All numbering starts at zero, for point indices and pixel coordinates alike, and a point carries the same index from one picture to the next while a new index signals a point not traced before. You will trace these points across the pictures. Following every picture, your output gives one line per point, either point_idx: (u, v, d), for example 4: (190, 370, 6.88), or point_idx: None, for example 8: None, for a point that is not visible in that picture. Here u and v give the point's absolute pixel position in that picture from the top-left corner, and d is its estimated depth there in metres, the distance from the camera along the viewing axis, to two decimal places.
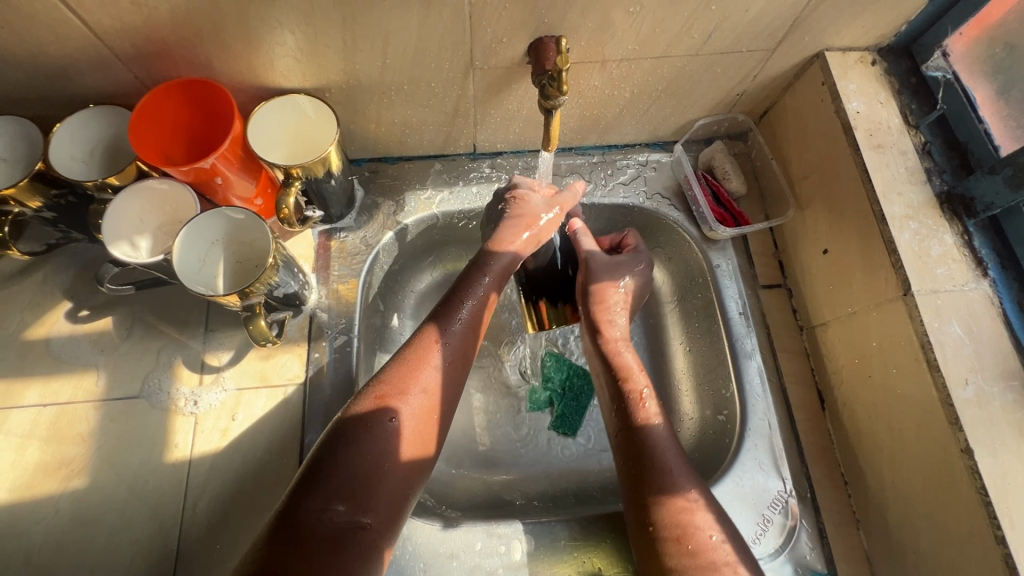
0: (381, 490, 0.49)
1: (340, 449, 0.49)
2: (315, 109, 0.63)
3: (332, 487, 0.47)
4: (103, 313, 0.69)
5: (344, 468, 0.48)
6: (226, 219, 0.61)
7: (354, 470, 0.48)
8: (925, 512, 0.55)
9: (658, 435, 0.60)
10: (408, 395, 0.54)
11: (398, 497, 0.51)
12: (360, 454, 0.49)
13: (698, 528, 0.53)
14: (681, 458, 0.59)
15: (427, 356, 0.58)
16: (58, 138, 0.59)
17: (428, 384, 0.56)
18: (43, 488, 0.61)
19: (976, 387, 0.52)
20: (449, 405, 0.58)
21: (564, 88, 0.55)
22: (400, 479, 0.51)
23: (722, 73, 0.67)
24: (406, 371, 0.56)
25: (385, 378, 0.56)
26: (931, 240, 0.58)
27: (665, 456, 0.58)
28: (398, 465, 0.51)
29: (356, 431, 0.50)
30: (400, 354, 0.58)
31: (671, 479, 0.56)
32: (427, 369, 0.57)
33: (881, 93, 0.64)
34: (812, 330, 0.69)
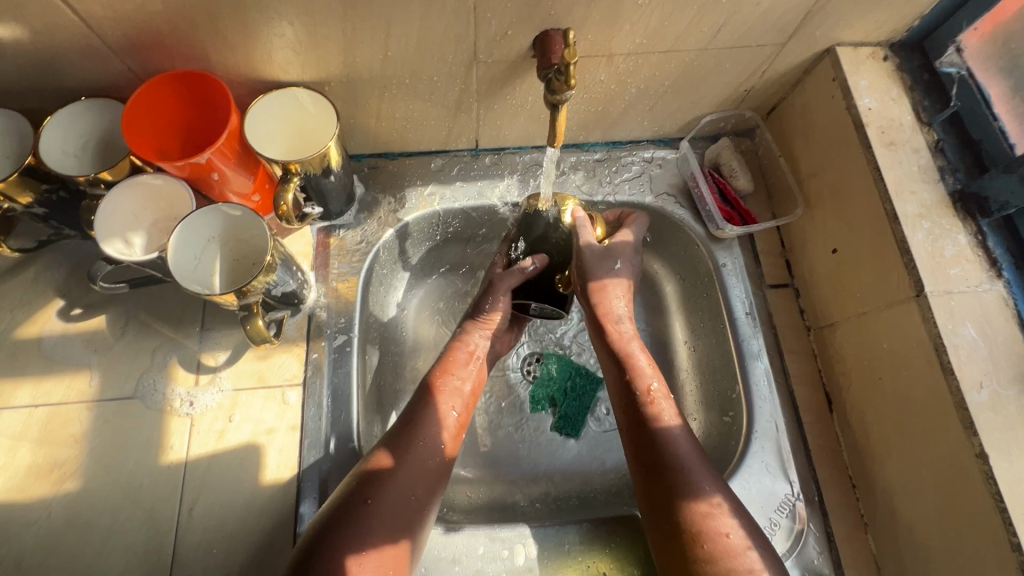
0: (365, 573, 0.52)
1: (325, 544, 0.51)
2: (314, 103, 0.62)
3: (323, 551, 0.51)
4: (96, 311, 0.67)
5: (330, 559, 0.51)
6: (223, 216, 0.59)
7: (337, 561, 0.51)
8: (936, 518, 0.54)
9: (677, 439, 0.59)
10: (391, 481, 0.57)
11: (388, 567, 0.53)
12: (342, 541, 0.52)
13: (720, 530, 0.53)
14: (702, 461, 0.58)
15: (409, 441, 0.60)
16: (49, 131, 0.57)
17: (408, 469, 0.58)
18: (34, 491, 0.60)
19: (990, 390, 0.51)
20: (437, 476, 0.60)
21: (571, 82, 0.53)
22: (382, 562, 0.53)
23: (731, 69, 0.66)
24: (387, 457, 0.58)
25: (375, 456, 0.59)
26: (944, 240, 0.57)
27: (688, 459, 0.58)
28: (381, 544, 0.53)
29: (343, 520, 0.53)
30: (385, 439, 0.61)
31: (694, 481, 0.56)
32: (409, 453, 0.59)
33: (892, 89, 0.63)
34: (819, 331, 0.68)
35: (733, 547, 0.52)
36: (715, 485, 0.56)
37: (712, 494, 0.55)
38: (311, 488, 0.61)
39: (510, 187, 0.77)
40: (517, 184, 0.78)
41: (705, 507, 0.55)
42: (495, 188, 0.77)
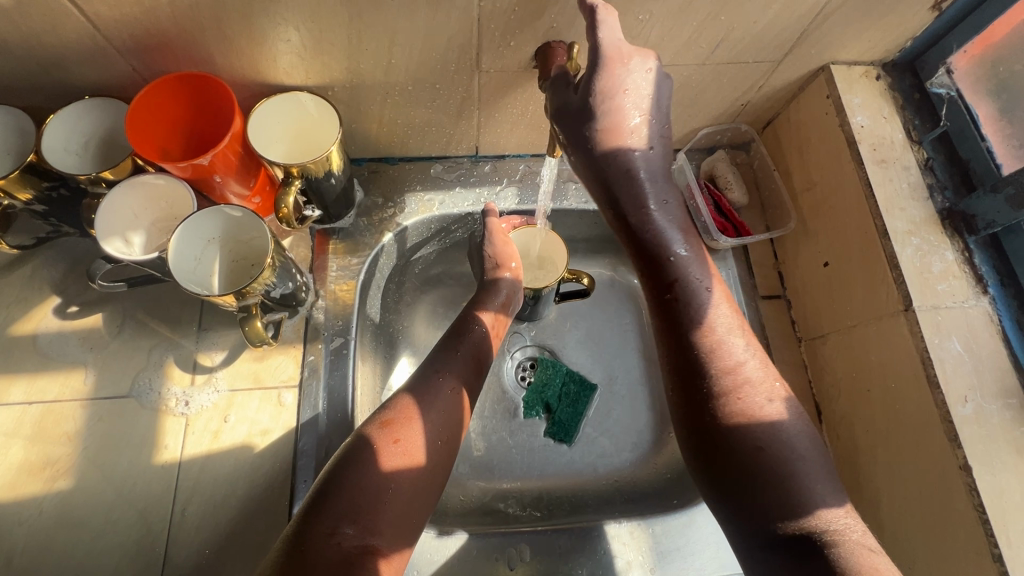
0: (387, 510, 0.50)
1: (348, 482, 0.50)
2: (318, 108, 0.62)
3: (340, 510, 0.48)
4: (93, 310, 0.67)
5: (352, 497, 0.49)
6: (225, 218, 0.60)
7: (356, 499, 0.49)
8: (920, 528, 0.55)
9: (698, 294, 0.54)
10: (414, 423, 0.56)
11: (408, 512, 0.52)
12: (366, 478, 0.50)
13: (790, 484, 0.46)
14: (814, 456, 0.48)
15: (432, 389, 0.59)
16: (51, 129, 0.57)
17: (432, 417, 0.57)
18: (26, 489, 0.59)
19: (975, 404, 0.52)
20: (456, 432, 0.59)
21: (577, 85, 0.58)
22: (408, 499, 0.52)
23: (728, 83, 0.67)
24: (410, 403, 0.57)
25: (397, 402, 0.58)
26: (933, 256, 0.58)
27: (787, 449, 0.48)
28: (404, 484, 0.52)
29: (366, 458, 0.52)
30: (402, 390, 0.60)
31: (747, 424, 0.49)
32: (434, 398, 0.59)
33: (884, 108, 0.64)
34: (810, 341, 0.69)
35: (756, 447, 0.48)
36: (826, 484, 0.47)
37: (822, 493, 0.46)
38: (305, 489, 0.61)
39: (508, 195, 0.78)
40: (515, 191, 0.79)
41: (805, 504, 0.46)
42: (495, 194, 0.78)
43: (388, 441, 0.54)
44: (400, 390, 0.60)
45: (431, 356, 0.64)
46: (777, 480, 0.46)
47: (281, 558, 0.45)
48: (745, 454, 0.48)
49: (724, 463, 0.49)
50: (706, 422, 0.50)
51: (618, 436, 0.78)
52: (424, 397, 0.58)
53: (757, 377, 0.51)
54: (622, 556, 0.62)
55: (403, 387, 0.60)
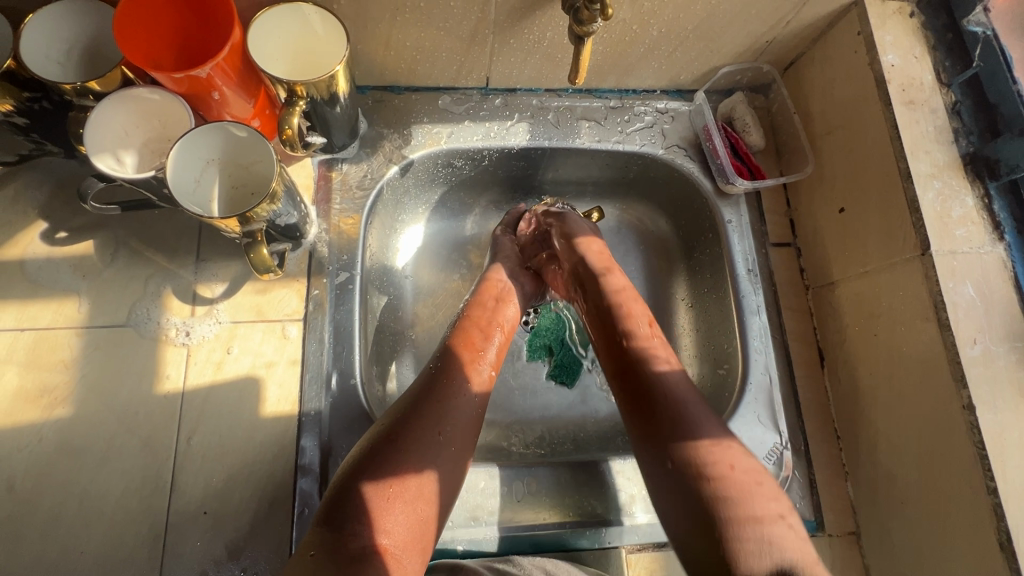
0: (399, 511, 0.48)
1: (360, 487, 0.48)
2: (323, 24, 0.58)
3: (349, 511, 0.47)
4: (83, 236, 0.64)
5: (364, 501, 0.48)
6: (227, 137, 0.56)
7: (366, 505, 0.48)
8: (917, 465, 0.57)
9: (676, 379, 0.56)
10: (417, 421, 0.53)
11: (417, 508, 0.49)
12: (371, 479, 0.49)
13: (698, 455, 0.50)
14: (702, 403, 0.54)
15: (433, 386, 0.56)
16: (31, 32, 0.53)
17: (434, 411, 0.54)
18: (23, 416, 0.58)
19: (982, 346, 0.53)
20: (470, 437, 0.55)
21: (607, 11, 0.50)
22: (416, 497, 0.50)
23: (756, 15, 0.64)
24: (413, 399, 0.55)
25: (411, 398, 0.55)
26: (953, 200, 0.57)
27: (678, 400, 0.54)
28: (413, 486, 0.50)
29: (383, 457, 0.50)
30: (416, 388, 0.57)
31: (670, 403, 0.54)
32: (443, 398, 0.56)
33: (916, 47, 0.62)
34: (818, 289, 0.70)
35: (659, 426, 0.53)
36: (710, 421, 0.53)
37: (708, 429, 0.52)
38: (312, 421, 0.61)
39: (518, 131, 0.75)
40: (527, 127, 0.75)
41: (742, 500, 0.48)
42: (505, 129, 0.74)
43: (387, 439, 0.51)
44: (414, 387, 0.57)
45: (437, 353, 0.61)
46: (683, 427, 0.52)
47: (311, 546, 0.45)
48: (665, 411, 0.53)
49: (643, 409, 0.55)
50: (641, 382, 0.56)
51: None
52: (433, 400, 0.55)
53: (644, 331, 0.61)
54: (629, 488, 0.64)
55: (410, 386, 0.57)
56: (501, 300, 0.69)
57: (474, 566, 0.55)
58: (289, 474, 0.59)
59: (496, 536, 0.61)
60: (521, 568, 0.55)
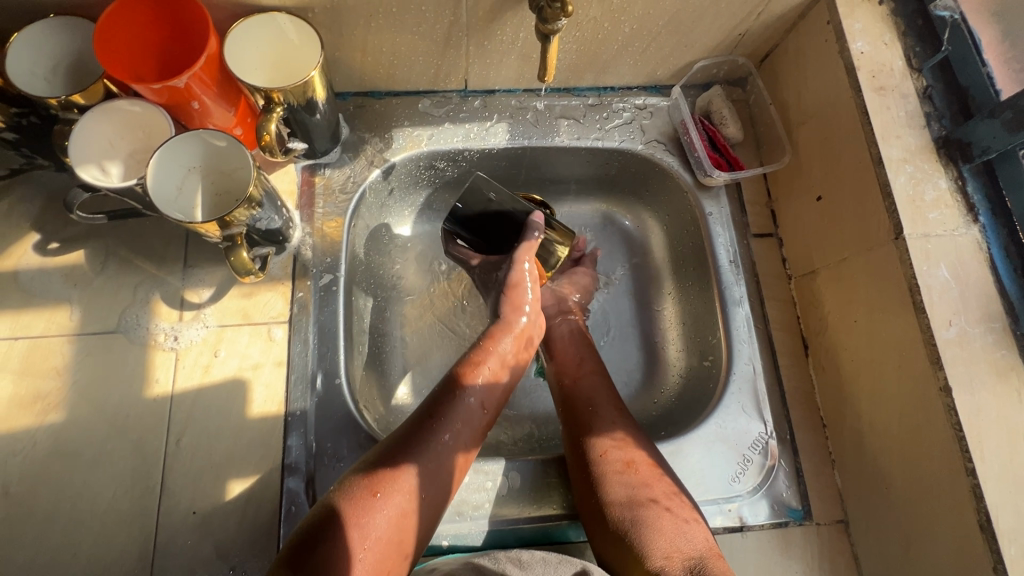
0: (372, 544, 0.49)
1: (336, 518, 0.49)
2: (298, 33, 0.60)
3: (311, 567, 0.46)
4: (75, 246, 0.66)
5: (331, 543, 0.48)
6: (205, 145, 0.58)
7: (332, 556, 0.47)
8: (900, 451, 0.57)
9: (591, 390, 0.67)
10: (399, 476, 0.53)
11: (380, 565, 0.50)
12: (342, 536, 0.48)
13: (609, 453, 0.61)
14: (611, 405, 0.66)
15: (426, 439, 0.56)
16: (17, 49, 0.55)
17: (421, 467, 0.54)
18: (18, 422, 0.60)
19: (958, 328, 0.53)
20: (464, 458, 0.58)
21: (567, 8, 0.51)
22: (394, 530, 0.51)
23: (726, 9, 0.65)
24: (399, 451, 0.55)
25: (403, 434, 0.56)
26: (926, 184, 0.58)
27: (595, 405, 0.65)
28: (380, 540, 0.50)
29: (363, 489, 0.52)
30: (407, 424, 0.58)
31: (594, 413, 0.64)
32: (431, 435, 0.56)
33: (886, 34, 0.62)
34: (800, 278, 0.70)
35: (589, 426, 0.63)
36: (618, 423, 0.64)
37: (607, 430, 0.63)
38: (298, 421, 0.62)
39: (498, 131, 0.76)
40: (507, 127, 0.76)
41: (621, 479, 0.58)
42: (485, 130, 0.76)
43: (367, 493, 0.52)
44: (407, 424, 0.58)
45: (433, 394, 0.60)
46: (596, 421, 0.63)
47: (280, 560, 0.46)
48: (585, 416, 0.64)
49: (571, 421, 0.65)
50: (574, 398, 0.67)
51: None
52: (424, 455, 0.55)
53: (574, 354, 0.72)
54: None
55: (396, 432, 0.57)
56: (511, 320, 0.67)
57: (455, 565, 0.55)
58: (276, 473, 0.60)
59: (481, 531, 0.61)
60: (497, 564, 0.53)
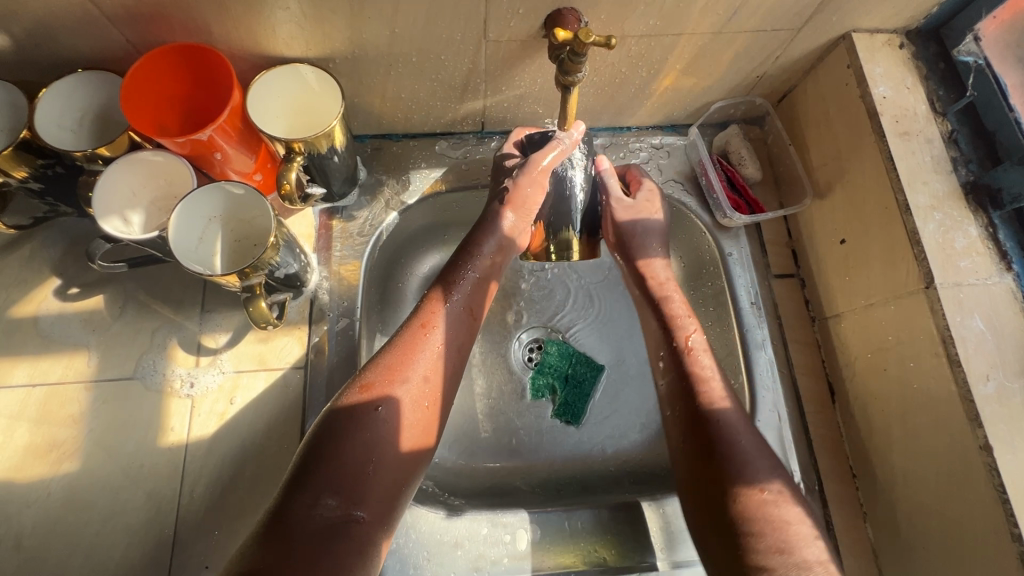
0: (373, 483, 0.49)
1: (334, 438, 0.49)
2: (319, 81, 0.60)
3: (323, 479, 0.47)
4: (94, 291, 0.66)
5: (332, 457, 0.48)
6: (225, 194, 0.58)
7: (341, 470, 0.48)
8: (938, 508, 0.54)
9: (726, 416, 0.58)
10: (393, 393, 0.53)
11: (393, 491, 0.51)
12: (347, 446, 0.49)
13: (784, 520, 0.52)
14: (752, 438, 0.56)
15: (410, 355, 0.55)
16: (44, 103, 0.56)
17: (413, 384, 0.54)
18: (33, 472, 0.59)
19: (996, 382, 0.51)
20: (444, 397, 0.57)
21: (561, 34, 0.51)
22: (399, 462, 0.51)
23: (745, 53, 0.64)
24: (389, 363, 0.54)
25: (371, 377, 0.53)
26: (955, 231, 0.56)
27: (734, 441, 0.56)
28: (386, 459, 0.50)
29: (343, 429, 0.50)
30: (391, 341, 0.56)
31: (741, 458, 0.55)
32: (414, 362, 0.55)
33: (908, 78, 0.62)
34: (824, 321, 0.68)
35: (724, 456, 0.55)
36: (771, 471, 0.55)
37: (773, 486, 0.54)
38: None
39: None
40: None
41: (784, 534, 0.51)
42: None
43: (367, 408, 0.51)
44: (389, 341, 0.57)
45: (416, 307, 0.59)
46: (733, 457, 0.55)
47: (263, 532, 0.45)
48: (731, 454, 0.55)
49: (697, 442, 0.57)
50: (695, 411, 0.59)
51: (627, 417, 0.78)
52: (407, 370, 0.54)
53: (697, 339, 0.64)
54: (653, 534, 0.63)
55: (386, 343, 0.56)
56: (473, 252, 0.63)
57: None
58: None
59: None
60: None
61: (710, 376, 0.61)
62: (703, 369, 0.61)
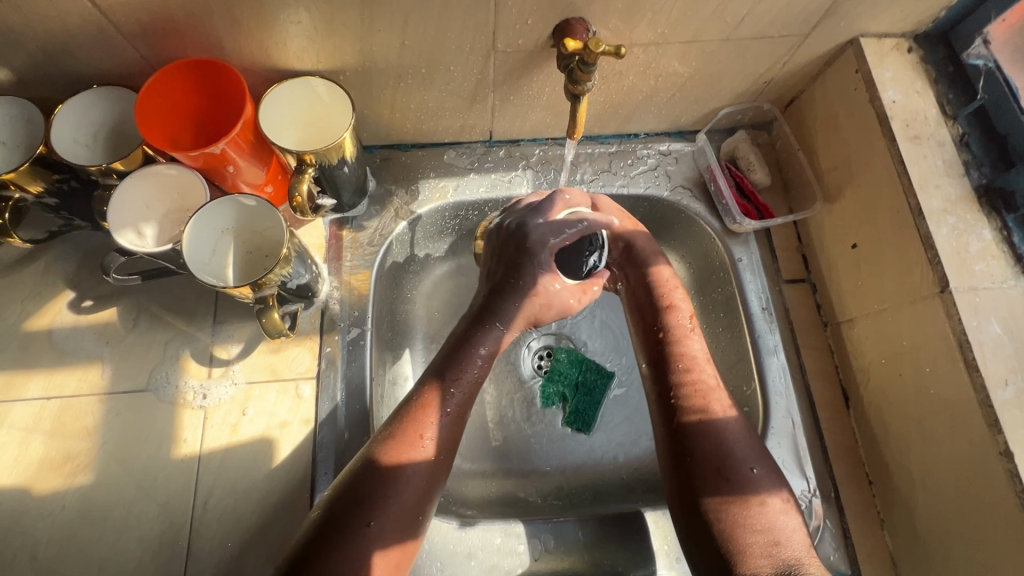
0: None
1: (326, 545, 0.48)
2: (330, 94, 0.61)
3: None
4: (107, 303, 0.66)
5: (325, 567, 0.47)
6: (238, 207, 0.59)
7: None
8: (958, 515, 0.53)
9: (719, 421, 0.56)
10: (387, 495, 0.51)
11: None
12: (337, 558, 0.47)
13: (770, 524, 0.51)
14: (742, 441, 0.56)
15: (405, 453, 0.53)
16: (60, 119, 0.56)
17: (405, 484, 0.52)
18: (47, 485, 0.59)
19: (1016, 387, 0.51)
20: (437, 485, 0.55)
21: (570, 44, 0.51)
22: (388, 565, 0.50)
23: (753, 59, 0.64)
24: (384, 462, 0.52)
25: (366, 476, 0.51)
26: (969, 235, 0.56)
27: (727, 444, 0.55)
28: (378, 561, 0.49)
29: (336, 536, 0.48)
30: (387, 432, 0.55)
31: (730, 460, 0.54)
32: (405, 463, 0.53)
33: (917, 82, 0.62)
34: (837, 326, 0.68)
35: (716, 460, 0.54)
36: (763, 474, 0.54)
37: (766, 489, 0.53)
38: (325, 481, 0.61)
39: (523, 180, 0.76)
40: (529, 176, 0.76)
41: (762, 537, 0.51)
42: (509, 179, 0.76)
43: (359, 518, 0.49)
44: (383, 432, 0.55)
45: (414, 390, 0.58)
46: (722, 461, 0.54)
47: None
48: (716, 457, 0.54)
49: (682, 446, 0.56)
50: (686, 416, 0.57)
51: (638, 424, 0.77)
52: (401, 468, 0.52)
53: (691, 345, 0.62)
54: (672, 544, 0.62)
55: (377, 437, 0.55)
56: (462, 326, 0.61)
57: None
58: None
59: None
60: None
61: (704, 376, 0.60)
62: (695, 375, 0.60)
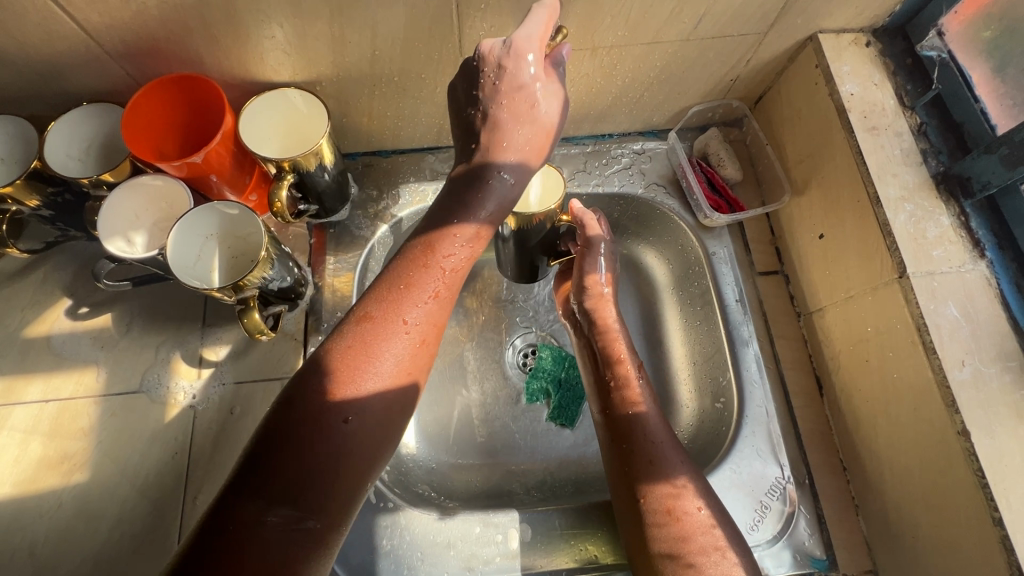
0: (335, 485, 0.46)
1: (287, 435, 0.45)
2: (306, 101, 0.64)
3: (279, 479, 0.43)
4: (102, 310, 0.70)
5: (288, 449, 0.44)
6: (222, 215, 0.62)
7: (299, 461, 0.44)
8: (923, 495, 0.54)
9: (645, 419, 0.61)
10: (357, 380, 0.48)
11: (354, 485, 0.47)
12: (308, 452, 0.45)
13: (685, 512, 0.54)
14: (674, 444, 0.59)
15: (382, 330, 0.50)
16: (53, 135, 0.60)
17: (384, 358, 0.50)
18: (45, 483, 0.62)
19: (972, 368, 0.52)
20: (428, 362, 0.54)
21: None
22: (375, 423, 0.49)
23: (716, 58, 0.66)
24: (354, 346, 0.49)
25: (333, 369, 0.49)
26: (927, 221, 0.57)
27: (649, 437, 0.59)
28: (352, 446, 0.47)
29: (299, 428, 0.45)
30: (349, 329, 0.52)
31: (653, 454, 0.58)
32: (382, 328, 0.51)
33: (875, 75, 0.64)
34: (809, 316, 0.69)
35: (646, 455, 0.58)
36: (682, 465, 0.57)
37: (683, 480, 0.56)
38: None
39: None
40: None
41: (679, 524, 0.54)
42: None
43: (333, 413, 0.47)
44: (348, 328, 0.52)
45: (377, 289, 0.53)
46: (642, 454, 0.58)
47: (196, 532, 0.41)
48: (640, 453, 0.58)
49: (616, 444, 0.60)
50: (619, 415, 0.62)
51: None
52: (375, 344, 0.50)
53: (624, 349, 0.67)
54: None
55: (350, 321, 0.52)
56: (469, 215, 0.55)
57: None
58: None
59: None
60: None
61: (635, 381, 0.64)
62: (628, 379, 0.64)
